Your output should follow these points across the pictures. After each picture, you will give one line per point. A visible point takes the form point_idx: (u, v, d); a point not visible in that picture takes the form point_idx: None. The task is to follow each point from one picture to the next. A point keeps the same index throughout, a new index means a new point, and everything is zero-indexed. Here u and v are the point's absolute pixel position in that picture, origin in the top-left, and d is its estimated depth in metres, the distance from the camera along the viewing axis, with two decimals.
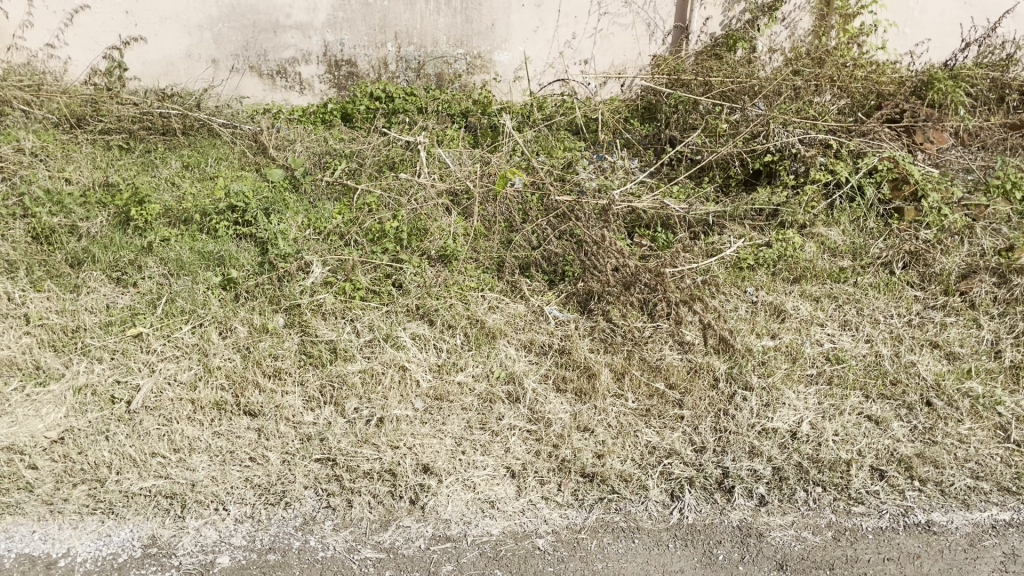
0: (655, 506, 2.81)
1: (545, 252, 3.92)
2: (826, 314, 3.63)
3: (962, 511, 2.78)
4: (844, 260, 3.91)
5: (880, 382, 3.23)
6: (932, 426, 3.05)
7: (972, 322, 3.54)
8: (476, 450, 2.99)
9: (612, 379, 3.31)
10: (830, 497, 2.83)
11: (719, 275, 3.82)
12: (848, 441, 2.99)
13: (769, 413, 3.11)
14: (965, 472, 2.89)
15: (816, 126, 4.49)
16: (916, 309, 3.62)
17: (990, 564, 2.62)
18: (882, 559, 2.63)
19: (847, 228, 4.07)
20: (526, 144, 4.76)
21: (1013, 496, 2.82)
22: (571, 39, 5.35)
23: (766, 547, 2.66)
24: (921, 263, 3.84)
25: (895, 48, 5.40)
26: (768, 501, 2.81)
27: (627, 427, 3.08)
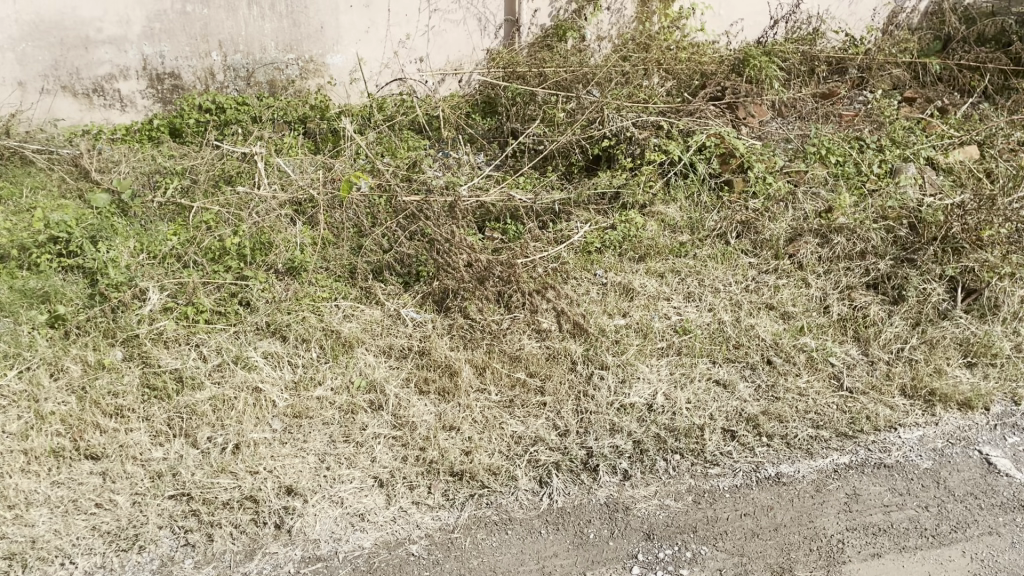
0: (525, 495, 2.84)
1: (397, 254, 3.89)
2: (672, 288, 3.79)
3: (807, 460, 2.94)
4: (684, 235, 4.09)
5: (724, 348, 3.40)
6: (773, 383, 3.24)
7: (802, 282, 3.77)
8: (341, 464, 2.92)
9: (474, 374, 3.31)
10: (688, 462, 2.95)
11: (569, 261, 3.91)
12: (700, 407, 3.13)
13: (625, 390, 3.21)
14: (807, 422, 3.07)
15: (647, 109, 4.68)
16: (751, 275, 3.83)
17: (835, 505, 2.75)
18: (740, 515, 2.73)
19: (684, 204, 4.26)
20: (369, 147, 4.69)
21: (851, 441, 3.00)
22: (404, 38, 5.30)
23: (633, 520, 2.74)
24: (752, 231, 4.07)
25: (712, 29, 5.66)
26: (632, 475, 2.90)
27: (493, 420, 3.09)
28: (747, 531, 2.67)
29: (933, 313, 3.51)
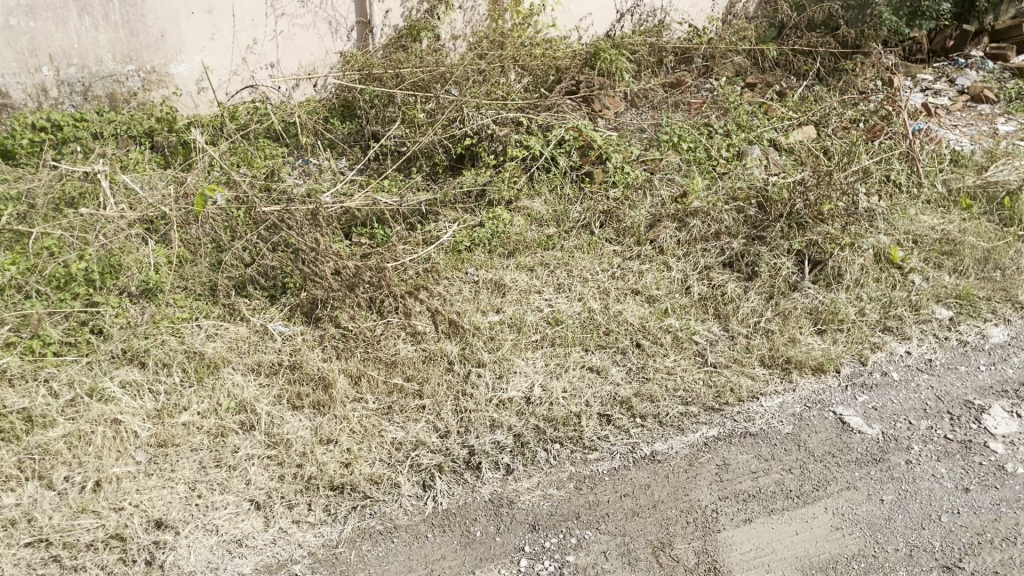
0: (409, 501, 2.81)
1: (260, 267, 3.75)
2: (542, 281, 3.84)
3: (679, 436, 3.05)
4: (550, 228, 4.17)
5: (595, 336, 3.48)
6: (643, 364, 3.34)
7: (664, 266, 3.90)
8: (213, 490, 2.80)
9: (349, 384, 3.24)
10: (567, 451, 3.00)
11: (439, 261, 3.91)
12: (576, 395, 3.20)
13: (503, 385, 3.22)
14: (676, 400, 3.18)
15: (506, 106, 4.72)
16: (617, 263, 3.94)
17: (707, 477, 2.86)
18: (620, 497, 2.81)
19: (548, 197, 4.34)
20: (223, 158, 4.51)
21: (718, 413, 3.14)
22: (252, 44, 5.12)
23: (518, 513, 2.76)
24: (614, 219, 4.18)
25: (563, 24, 5.81)
26: (514, 469, 2.92)
27: (372, 429, 3.04)
28: (628, 511, 2.74)
29: (785, 286, 3.71)
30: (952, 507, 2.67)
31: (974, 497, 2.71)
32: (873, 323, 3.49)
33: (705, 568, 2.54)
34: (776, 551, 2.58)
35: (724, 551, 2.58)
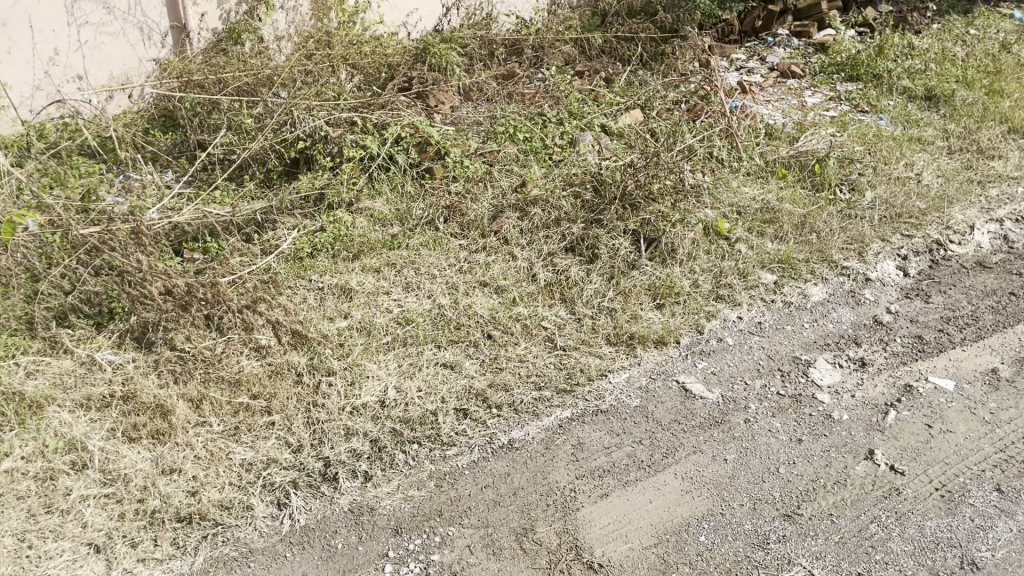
0: (264, 522, 2.71)
1: (81, 294, 3.51)
2: (389, 281, 3.79)
3: (535, 421, 3.08)
4: (394, 227, 4.12)
5: (447, 331, 3.47)
6: (495, 355, 3.36)
7: (509, 256, 3.94)
8: (46, 538, 2.60)
9: (190, 409, 3.07)
10: (426, 450, 2.97)
11: (280, 271, 3.80)
12: (431, 393, 3.16)
13: (355, 391, 3.14)
14: (530, 386, 3.22)
15: (338, 105, 4.62)
16: (463, 257, 3.93)
17: (563, 458, 2.92)
18: (481, 488, 2.81)
19: (389, 196, 4.29)
20: (32, 179, 4.17)
21: (570, 395, 3.20)
22: (54, 55, 4.76)
23: (379, 519, 2.72)
24: (457, 214, 4.17)
25: (391, 20, 5.76)
26: (373, 475, 2.87)
27: (219, 453, 2.90)
28: (489, 502, 2.76)
29: (624, 265, 3.82)
30: (788, 458, 2.85)
31: (807, 446, 2.90)
32: (706, 293, 3.66)
33: (567, 547, 2.59)
34: (632, 522, 2.67)
35: (584, 528, 2.65)
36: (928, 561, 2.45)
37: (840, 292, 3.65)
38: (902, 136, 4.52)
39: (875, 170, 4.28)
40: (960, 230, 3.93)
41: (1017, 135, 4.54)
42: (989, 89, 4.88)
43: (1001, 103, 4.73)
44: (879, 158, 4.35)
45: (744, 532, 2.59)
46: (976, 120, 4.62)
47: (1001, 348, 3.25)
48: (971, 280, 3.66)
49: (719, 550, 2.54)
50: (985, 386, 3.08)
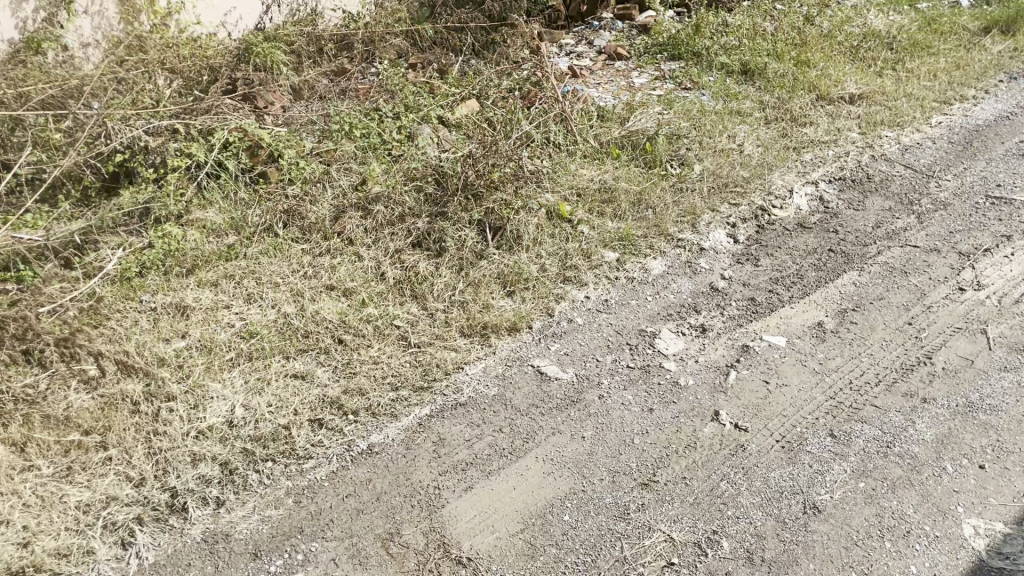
0: (108, 565, 2.52)
1: None
2: (228, 295, 3.60)
3: (393, 423, 3.00)
4: (230, 237, 3.93)
5: (295, 340, 3.31)
6: (349, 359, 3.23)
7: (355, 256, 3.80)
8: None
9: (14, 453, 2.82)
10: (281, 466, 2.85)
11: (105, 294, 3.55)
12: (283, 406, 3.02)
13: (200, 414, 2.97)
14: (386, 388, 3.12)
15: (156, 114, 4.37)
16: (307, 262, 3.77)
17: (425, 456, 2.86)
18: (342, 498, 2.73)
19: (221, 204, 4.10)
20: None
21: (427, 391, 3.13)
22: None
23: (236, 544, 2.59)
24: (297, 217, 4.01)
25: (209, 21, 5.45)
26: (225, 499, 2.74)
27: (52, 497, 2.68)
28: (352, 511, 2.68)
29: (472, 256, 3.78)
30: (641, 429, 2.94)
31: (658, 414, 3.00)
32: (554, 277, 3.69)
33: (434, 546, 2.55)
34: (498, 511, 2.66)
35: (450, 524, 2.62)
36: (775, 510, 2.59)
37: (678, 264, 3.80)
38: (724, 110, 4.74)
39: (700, 144, 4.48)
40: (781, 195, 4.17)
41: (825, 101, 4.83)
42: (797, 61, 5.17)
43: (809, 73, 5.03)
44: (702, 132, 4.56)
45: (605, 506, 2.65)
46: (788, 90, 4.90)
47: (824, 302, 3.48)
48: (794, 241, 3.89)
49: (583, 527, 2.58)
50: (813, 339, 3.29)
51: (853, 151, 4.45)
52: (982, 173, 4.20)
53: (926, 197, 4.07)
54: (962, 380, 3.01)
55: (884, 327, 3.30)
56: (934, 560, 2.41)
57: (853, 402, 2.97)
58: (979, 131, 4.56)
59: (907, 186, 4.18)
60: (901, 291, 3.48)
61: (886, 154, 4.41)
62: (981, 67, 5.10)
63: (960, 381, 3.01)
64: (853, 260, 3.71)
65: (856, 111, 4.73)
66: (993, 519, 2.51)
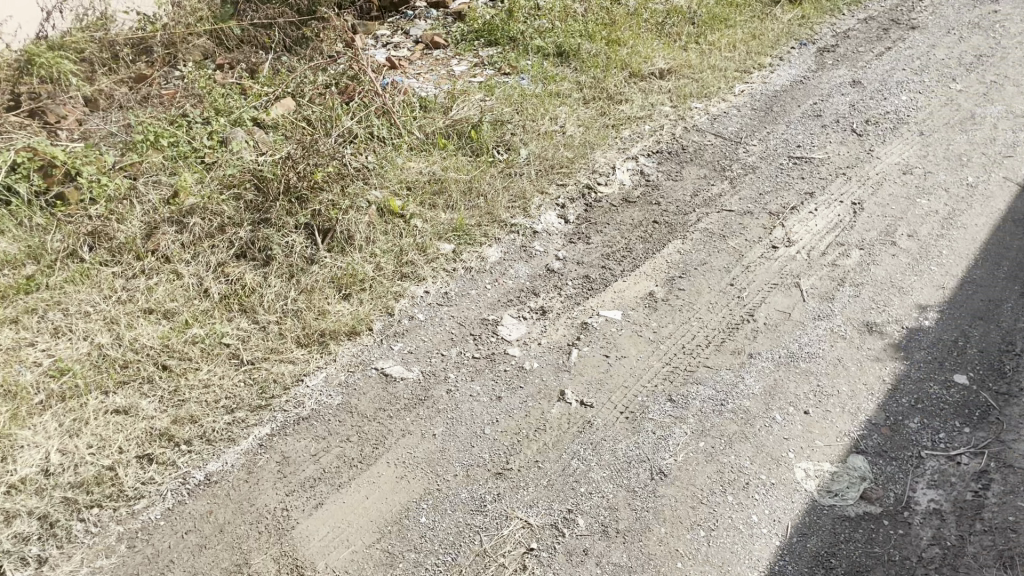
0: None
1: None
2: (32, 331, 3.26)
3: (231, 448, 2.82)
4: (28, 267, 3.57)
5: (113, 372, 3.05)
6: (176, 387, 3.01)
7: (174, 275, 3.52)
8: None
9: None
10: (110, 511, 2.62)
11: None
12: (106, 446, 2.77)
13: (9, 466, 2.68)
14: (220, 411, 2.93)
15: None
16: (120, 286, 3.47)
17: (269, 478, 2.72)
18: (182, 535, 2.55)
19: (15, 232, 3.71)
20: None
21: (265, 410, 2.96)
22: None
23: None
24: (104, 239, 3.69)
25: None
26: (49, 556, 2.49)
27: None
28: (194, 547, 2.51)
29: (302, 262, 3.57)
30: (491, 418, 2.91)
31: (506, 402, 2.99)
32: (391, 274, 3.55)
33: (287, 571, 2.43)
34: (352, 523, 2.56)
35: (303, 545, 2.50)
36: (625, 481, 2.65)
37: (514, 249, 3.79)
38: (543, 93, 4.77)
39: (523, 128, 4.48)
40: (604, 172, 4.28)
41: (636, 79, 4.98)
42: (609, 40, 5.28)
43: (619, 51, 5.16)
44: (524, 116, 4.57)
45: (461, 502, 2.61)
46: (602, 69, 5.02)
47: (653, 272, 3.60)
48: (621, 215, 3.99)
49: (440, 527, 2.54)
50: (646, 309, 3.39)
51: (666, 125, 4.62)
52: (783, 136, 4.47)
53: (737, 162, 4.30)
54: (782, 333, 3.20)
55: (710, 290, 3.46)
56: (771, 507, 2.55)
57: (686, 365, 3.09)
58: (778, 97, 4.85)
59: (718, 153, 4.38)
60: (722, 255, 3.65)
61: (697, 125, 4.62)
62: (774, 36, 5.40)
63: (781, 334, 3.20)
64: (676, 230, 3.85)
65: (666, 86, 4.91)
66: (821, 460, 2.68)
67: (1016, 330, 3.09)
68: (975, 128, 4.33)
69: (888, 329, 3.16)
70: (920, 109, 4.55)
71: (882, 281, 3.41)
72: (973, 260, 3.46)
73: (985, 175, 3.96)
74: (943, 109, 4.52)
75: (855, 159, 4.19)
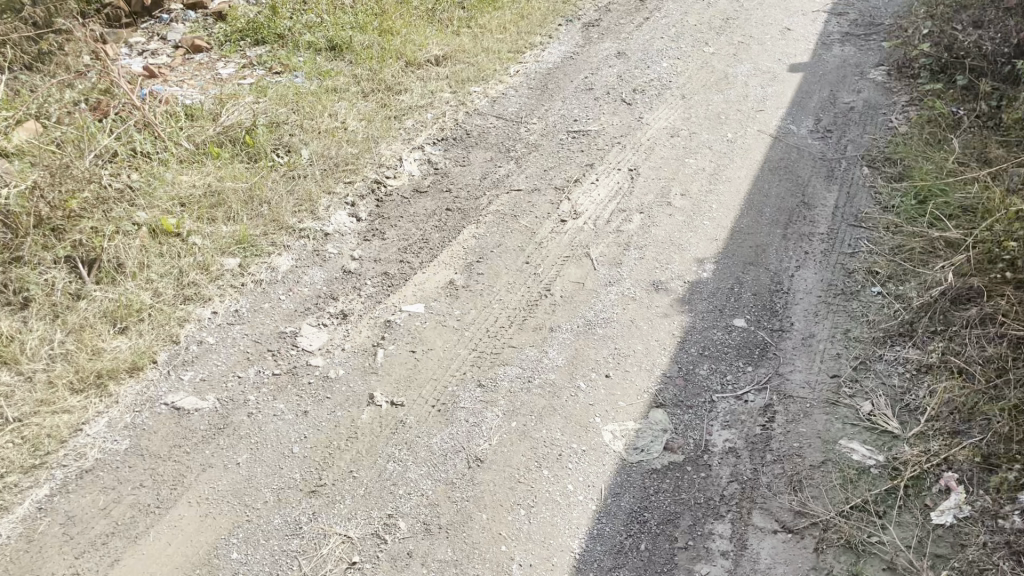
0: None
1: None
2: None
3: (5, 518, 2.51)
4: None
5: None
6: None
7: None
8: None
9: None
10: None
11: None
12: None
13: None
14: None
15: None
16: None
17: (55, 543, 2.45)
18: None
19: None
20: None
21: (41, 469, 2.65)
22: None
23: None
24: None
25: None
26: None
27: None
28: None
29: (67, 298, 3.22)
30: (299, 435, 2.78)
31: (314, 415, 2.87)
32: (172, 299, 3.29)
33: None
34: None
35: None
36: (442, 474, 2.62)
37: (306, 255, 3.62)
38: (319, 89, 4.56)
39: (302, 128, 4.26)
40: (391, 165, 4.19)
41: (413, 67, 4.91)
42: (381, 30, 5.14)
43: (393, 41, 5.04)
44: (302, 115, 4.33)
45: (275, 529, 2.48)
46: (377, 60, 4.88)
47: (451, 260, 3.58)
48: (414, 207, 3.93)
49: (255, 560, 2.40)
50: (448, 299, 3.37)
51: (448, 111, 4.61)
52: (560, 111, 4.59)
53: (519, 142, 4.36)
54: (578, 303, 3.29)
55: (507, 271, 3.49)
56: (585, 473, 2.62)
57: (492, 348, 3.11)
58: (551, 74, 4.97)
59: (501, 135, 4.43)
60: (515, 234, 3.70)
61: (477, 109, 4.64)
62: (541, 15, 5.53)
63: (577, 305, 3.28)
64: (469, 215, 3.85)
65: (442, 73, 4.89)
66: (625, 421, 2.79)
67: (782, 270, 3.36)
68: (729, 87, 4.65)
69: (672, 286, 3.34)
70: (680, 75, 4.82)
71: (663, 241, 3.59)
72: (740, 211, 3.72)
73: (742, 130, 4.27)
74: (700, 72, 4.82)
75: (627, 128, 4.38)
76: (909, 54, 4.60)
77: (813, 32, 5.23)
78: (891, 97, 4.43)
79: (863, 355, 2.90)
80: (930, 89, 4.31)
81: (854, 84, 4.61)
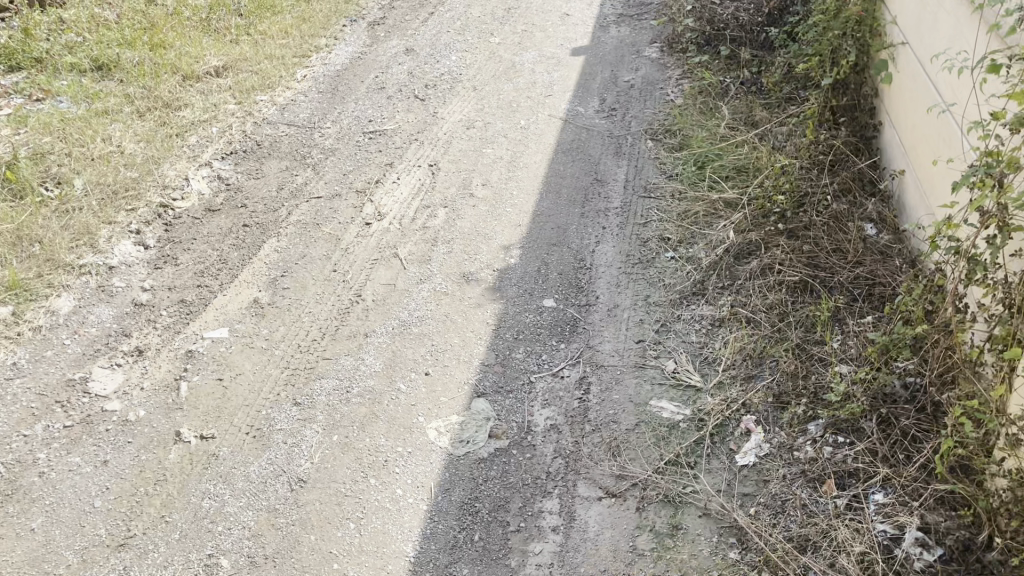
0: None
1: None
2: None
3: None
4: None
5: None
6: None
7: None
8: None
9: None
10: None
11: None
12: None
13: None
14: None
15: None
16: None
17: None
18: None
19: None
20: None
21: None
22: None
23: None
24: None
25: None
26: None
27: None
28: None
29: None
30: (100, 488, 2.57)
31: (116, 462, 2.66)
32: None
33: None
34: None
35: None
36: (264, 502, 2.51)
37: (90, 292, 3.35)
38: (87, 113, 4.22)
39: (72, 156, 3.93)
40: (177, 185, 3.95)
41: (191, 81, 4.64)
42: (151, 45, 4.83)
43: (166, 55, 4.75)
44: (71, 143, 4.00)
45: None
46: (151, 77, 4.59)
47: (254, 278, 3.43)
48: (208, 227, 3.73)
49: None
50: (253, 318, 3.22)
51: (234, 123, 4.40)
52: (353, 114, 4.51)
53: (315, 148, 4.25)
54: (391, 305, 3.25)
55: (314, 282, 3.39)
56: (413, 475, 2.60)
57: (306, 363, 3.01)
58: (340, 77, 4.87)
59: (294, 143, 4.29)
60: (319, 243, 3.59)
61: (267, 118, 4.47)
62: (323, 17, 5.40)
63: (390, 307, 3.24)
64: (269, 228, 3.71)
65: (224, 84, 4.66)
66: (448, 416, 2.79)
67: (584, 247, 3.47)
68: (517, 76, 4.75)
69: (481, 276, 3.37)
70: (469, 67, 4.86)
71: (468, 232, 3.61)
72: (539, 195, 3.81)
73: (533, 116, 4.37)
74: (488, 63, 4.89)
75: (423, 124, 4.37)
76: (678, 30, 4.88)
77: (590, 16, 5.44)
78: (666, 72, 4.69)
79: (664, 318, 3.05)
80: (699, 61, 4.61)
81: (631, 62, 4.83)
